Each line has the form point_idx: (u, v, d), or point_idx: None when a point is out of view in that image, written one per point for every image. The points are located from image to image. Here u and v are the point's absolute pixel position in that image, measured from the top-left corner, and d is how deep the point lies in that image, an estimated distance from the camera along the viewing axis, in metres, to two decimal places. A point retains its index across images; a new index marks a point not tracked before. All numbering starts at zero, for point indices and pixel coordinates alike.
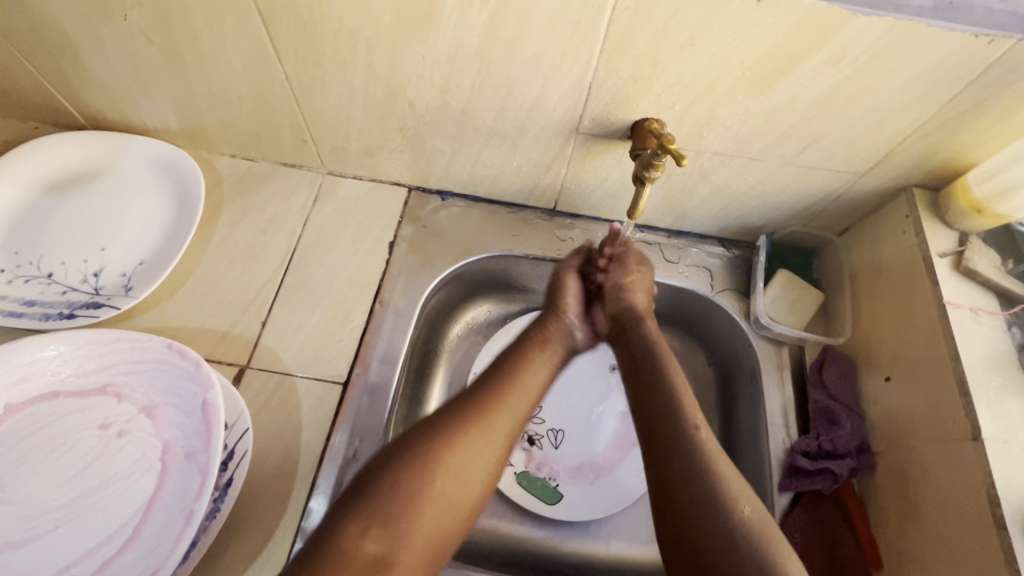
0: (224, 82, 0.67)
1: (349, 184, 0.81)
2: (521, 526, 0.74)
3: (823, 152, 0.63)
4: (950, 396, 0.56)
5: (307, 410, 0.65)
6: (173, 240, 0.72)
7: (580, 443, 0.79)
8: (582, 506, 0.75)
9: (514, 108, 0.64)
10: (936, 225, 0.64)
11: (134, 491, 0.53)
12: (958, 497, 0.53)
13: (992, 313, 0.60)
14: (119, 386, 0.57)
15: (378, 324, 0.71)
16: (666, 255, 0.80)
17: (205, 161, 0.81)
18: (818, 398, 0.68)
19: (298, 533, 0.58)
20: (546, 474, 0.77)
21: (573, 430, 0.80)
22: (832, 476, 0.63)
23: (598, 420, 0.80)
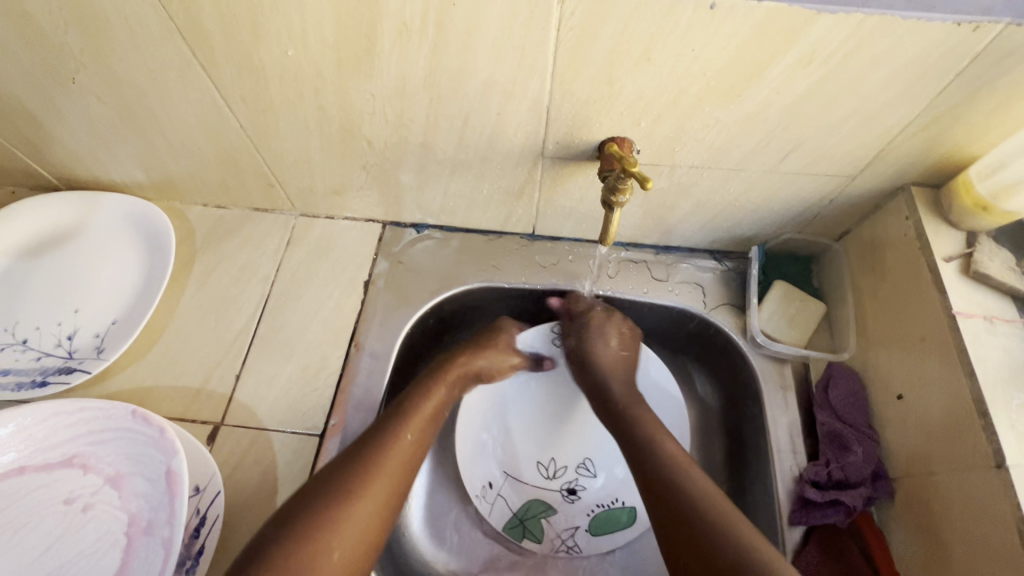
0: (182, 134, 0.66)
1: (322, 224, 0.79)
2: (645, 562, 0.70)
3: (808, 157, 0.59)
4: (969, 418, 0.50)
5: (283, 467, 0.62)
6: (145, 297, 0.71)
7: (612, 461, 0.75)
8: (596, 538, 0.71)
9: (473, 138, 0.61)
10: (940, 226, 0.59)
11: (100, 568, 0.51)
12: (989, 535, 0.47)
13: (1008, 320, 0.54)
14: (84, 456, 0.56)
15: (353, 370, 0.69)
16: (654, 274, 0.76)
17: (178, 212, 0.80)
18: (825, 420, 0.63)
19: None
20: (609, 504, 0.73)
21: (597, 449, 0.76)
22: (845, 508, 0.58)
23: (608, 444, 0.76)
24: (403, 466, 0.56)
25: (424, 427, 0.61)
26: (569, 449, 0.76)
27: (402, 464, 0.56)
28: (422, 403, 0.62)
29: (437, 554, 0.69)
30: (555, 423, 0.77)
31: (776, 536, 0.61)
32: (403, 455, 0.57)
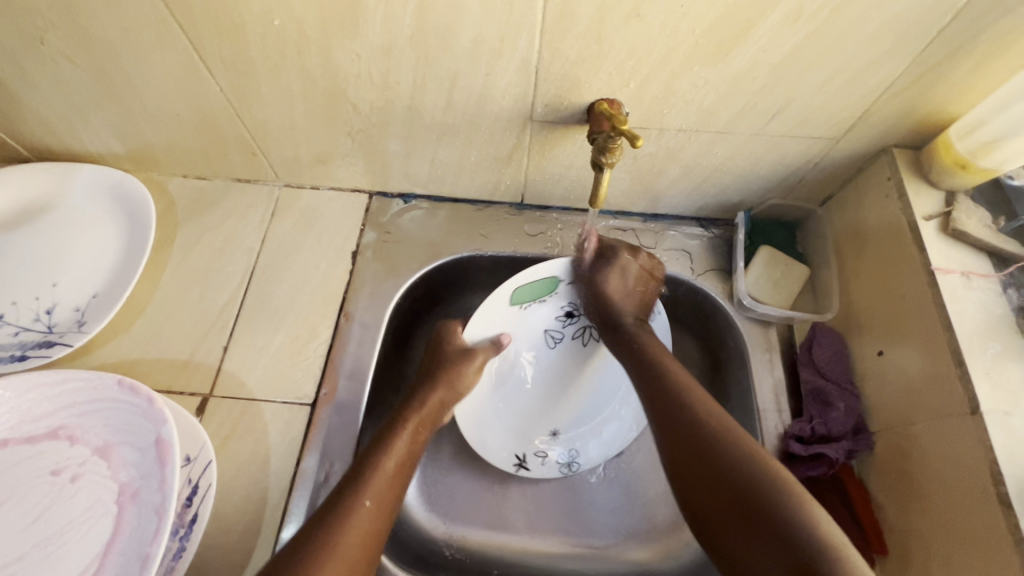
0: (159, 99, 0.64)
1: (308, 195, 0.78)
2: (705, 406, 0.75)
3: (794, 119, 0.59)
4: (946, 369, 0.52)
5: (275, 437, 0.62)
6: (127, 269, 0.69)
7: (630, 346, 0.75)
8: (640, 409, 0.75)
9: (461, 101, 0.60)
10: (920, 187, 0.60)
11: (90, 537, 0.50)
12: (963, 478, 0.49)
13: (984, 276, 0.56)
14: (71, 428, 0.55)
15: (343, 340, 0.68)
16: (642, 241, 0.77)
17: (157, 183, 0.78)
18: (808, 378, 0.65)
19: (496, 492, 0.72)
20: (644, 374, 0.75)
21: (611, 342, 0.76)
22: (828, 460, 0.60)
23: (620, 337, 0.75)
24: (368, 533, 0.51)
25: (393, 480, 0.56)
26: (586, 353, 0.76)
27: (369, 527, 0.51)
28: (364, 482, 0.54)
29: (430, 518, 0.70)
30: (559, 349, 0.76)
31: None
32: (365, 516, 0.52)
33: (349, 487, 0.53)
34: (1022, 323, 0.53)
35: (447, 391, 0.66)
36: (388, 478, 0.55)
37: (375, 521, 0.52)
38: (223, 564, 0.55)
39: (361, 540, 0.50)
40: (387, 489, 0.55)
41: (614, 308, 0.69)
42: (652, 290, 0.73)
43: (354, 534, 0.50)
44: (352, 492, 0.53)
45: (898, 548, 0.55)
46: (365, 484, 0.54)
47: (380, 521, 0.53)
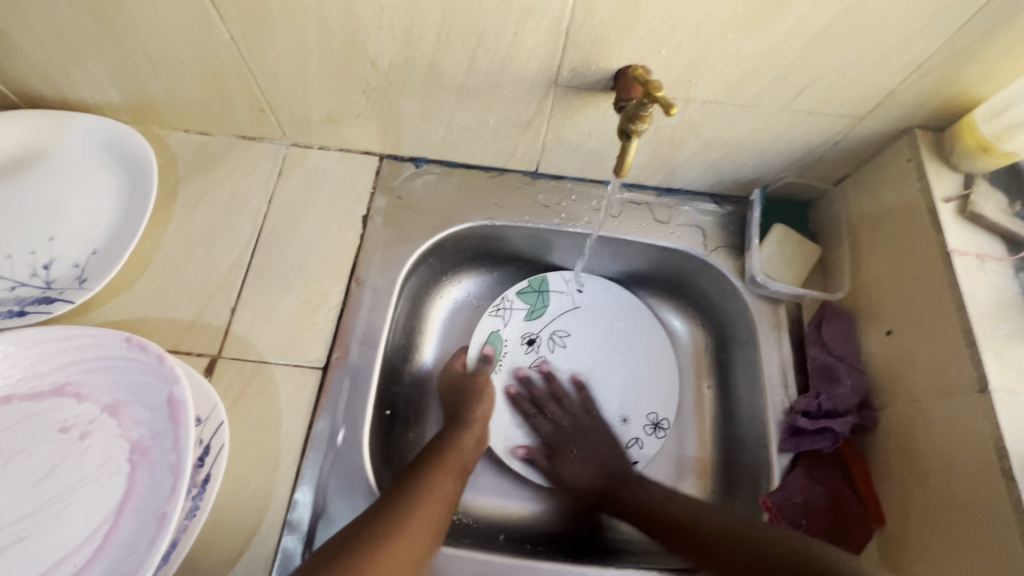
0: (164, 46, 0.60)
1: (315, 155, 0.76)
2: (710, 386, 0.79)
3: (821, 95, 0.59)
4: (956, 347, 0.53)
5: (286, 399, 0.61)
6: (129, 225, 0.67)
7: (634, 334, 0.81)
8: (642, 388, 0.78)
9: (485, 61, 0.58)
10: (940, 169, 0.60)
11: (102, 495, 0.50)
12: (966, 453, 0.51)
13: (998, 259, 0.56)
14: (77, 385, 0.54)
15: (355, 305, 0.67)
16: (656, 215, 0.77)
17: (156, 137, 0.75)
18: (816, 355, 0.66)
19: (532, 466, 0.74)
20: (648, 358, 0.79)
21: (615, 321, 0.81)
22: (832, 435, 0.62)
23: (623, 323, 0.81)
24: (435, 514, 0.57)
25: (450, 479, 0.62)
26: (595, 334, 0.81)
27: (434, 509, 0.57)
28: (430, 492, 0.58)
29: None
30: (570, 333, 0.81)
31: (767, 463, 0.65)
32: (433, 499, 0.58)
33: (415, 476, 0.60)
34: None
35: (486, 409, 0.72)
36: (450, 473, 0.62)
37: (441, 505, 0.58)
38: (236, 524, 0.55)
39: (422, 530, 0.55)
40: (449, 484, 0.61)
41: (578, 432, 0.75)
42: (564, 273, 0.82)
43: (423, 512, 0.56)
44: (421, 482, 0.59)
45: (896, 524, 0.57)
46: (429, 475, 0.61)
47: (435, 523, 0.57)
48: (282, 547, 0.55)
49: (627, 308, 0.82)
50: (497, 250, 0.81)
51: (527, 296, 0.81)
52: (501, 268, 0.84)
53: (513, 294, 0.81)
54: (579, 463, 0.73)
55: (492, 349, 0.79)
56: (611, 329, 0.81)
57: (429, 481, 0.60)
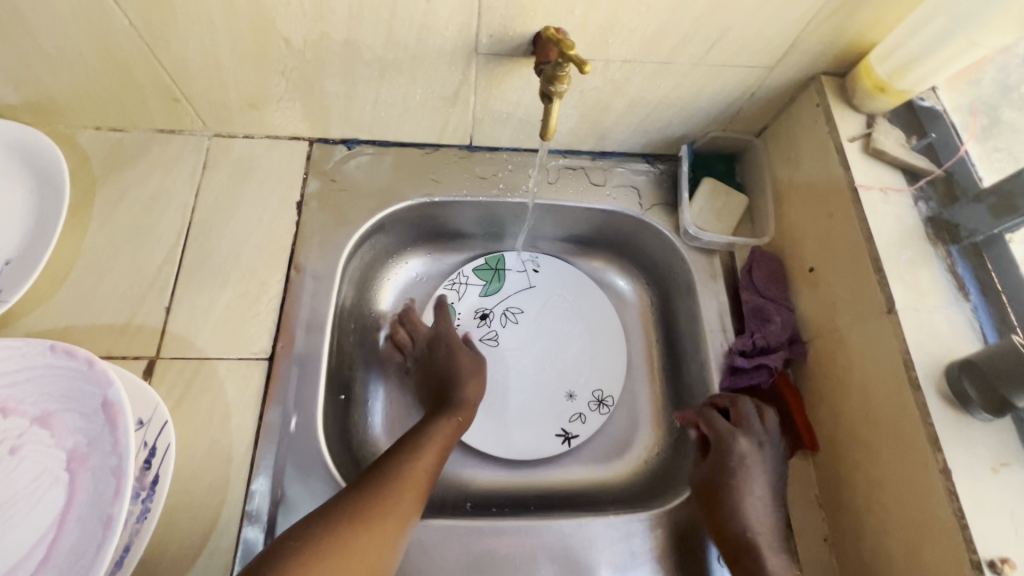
0: (58, 37, 0.57)
1: (241, 144, 0.73)
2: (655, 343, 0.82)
3: (732, 48, 0.61)
4: (868, 275, 0.57)
5: (232, 393, 0.60)
6: (43, 231, 0.63)
7: (586, 304, 0.84)
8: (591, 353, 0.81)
9: (401, 32, 0.57)
10: (845, 111, 0.64)
11: (42, 507, 0.48)
12: (880, 370, 0.55)
13: (899, 191, 0.61)
14: (2, 400, 0.51)
15: (296, 292, 0.66)
16: (592, 179, 0.78)
17: (65, 137, 0.71)
18: (749, 297, 0.70)
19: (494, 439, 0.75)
20: (598, 324, 0.83)
21: (565, 292, 0.84)
22: (767, 370, 0.66)
23: (574, 292, 0.84)
24: (418, 486, 0.57)
25: (436, 454, 0.62)
26: (549, 308, 0.83)
27: (418, 480, 0.58)
28: (407, 469, 0.58)
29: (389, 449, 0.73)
30: (526, 308, 0.83)
31: None
32: (418, 472, 0.58)
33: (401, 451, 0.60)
34: (931, 231, 0.59)
35: (464, 361, 0.73)
36: (438, 447, 0.62)
37: (425, 476, 0.59)
38: (192, 522, 0.54)
39: (405, 500, 0.56)
40: (435, 456, 0.61)
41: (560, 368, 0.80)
42: (520, 252, 0.85)
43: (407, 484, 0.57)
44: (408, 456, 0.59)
45: (829, 447, 0.61)
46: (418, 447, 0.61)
47: (413, 501, 0.56)
48: (243, 538, 0.55)
49: (572, 281, 0.85)
50: (449, 227, 0.81)
51: (483, 273, 0.84)
52: (452, 246, 0.85)
53: (469, 269, 0.84)
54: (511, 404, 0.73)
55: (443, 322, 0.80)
56: (565, 296, 0.84)
57: (415, 454, 0.60)
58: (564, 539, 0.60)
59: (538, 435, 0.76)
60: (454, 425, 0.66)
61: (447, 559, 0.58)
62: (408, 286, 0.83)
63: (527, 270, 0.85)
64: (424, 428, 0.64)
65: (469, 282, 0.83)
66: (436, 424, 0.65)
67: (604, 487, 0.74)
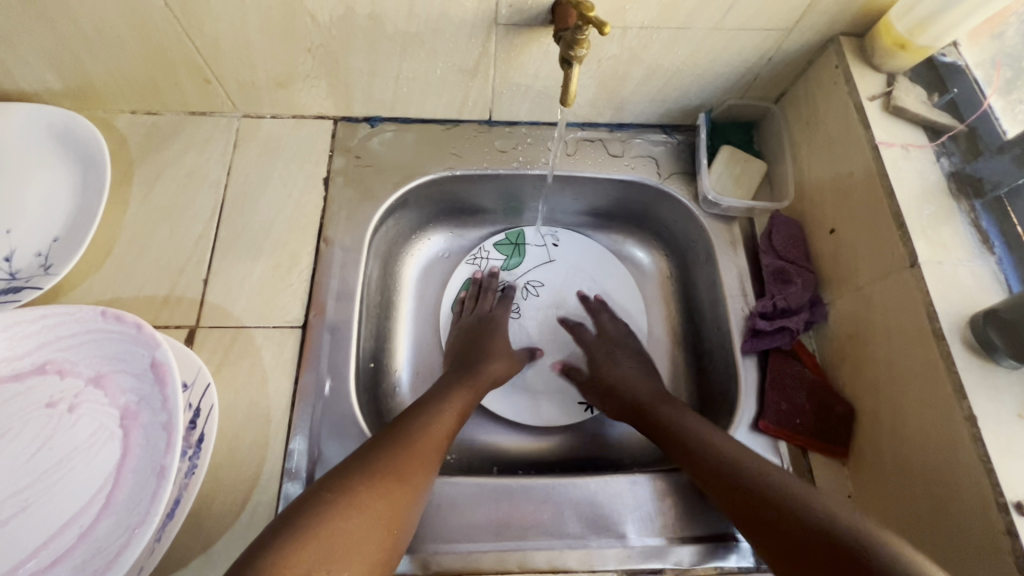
0: (98, 20, 0.59)
1: (269, 124, 0.76)
2: (673, 313, 0.84)
3: (749, 11, 0.61)
4: (889, 231, 0.58)
5: (269, 359, 0.63)
6: (87, 209, 0.66)
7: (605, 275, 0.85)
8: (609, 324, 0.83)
9: (423, 4, 0.59)
10: (865, 71, 0.64)
11: (98, 460, 0.51)
12: (904, 325, 0.55)
13: (922, 147, 0.61)
14: (58, 362, 0.54)
15: (326, 263, 0.69)
16: (610, 150, 0.79)
17: (103, 122, 0.74)
18: (769, 261, 0.70)
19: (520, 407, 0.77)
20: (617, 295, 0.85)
21: (585, 263, 0.86)
22: (789, 332, 0.66)
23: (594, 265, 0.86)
24: (436, 446, 0.59)
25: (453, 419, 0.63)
26: (570, 280, 0.85)
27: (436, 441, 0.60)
28: (428, 432, 0.60)
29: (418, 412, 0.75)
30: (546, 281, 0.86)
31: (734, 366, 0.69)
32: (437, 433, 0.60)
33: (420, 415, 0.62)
34: (954, 186, 0.59)
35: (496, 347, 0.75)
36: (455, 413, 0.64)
37: (442, 437, 0.61)
38: (235, 479, 0.57)
39: (425, 459, 0.57)
40: (451, 420, 0.63)
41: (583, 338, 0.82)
42: (541, 227, 0.87)
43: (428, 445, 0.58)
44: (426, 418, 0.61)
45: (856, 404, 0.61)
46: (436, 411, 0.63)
47: (432, 460, 0.58)
48: (284, 493, 0.57)
49: (591, 254, 0.86)
50: (470, 203, 0.83)
51: (503, 248, 0.86)
52: (472, 223, 0.87)
53: (489, 245, 0.86)
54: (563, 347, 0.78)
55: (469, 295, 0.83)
56: (586, 269, 0.86)
57: (434, 418, 0.62)
58: (591, 499, 0.61)
59: (558, 404, 0.78)
60: (470, 390, 0.68)
61: (477, 515, 0.60)
62: (431, 262, 0.85)
63: (548, 246, 0.87)
64: (441, 393, 0.66)
65: (492, 258, 0.85)
66: (453, 392, 0.67)
67: (628, 451, 0.76)
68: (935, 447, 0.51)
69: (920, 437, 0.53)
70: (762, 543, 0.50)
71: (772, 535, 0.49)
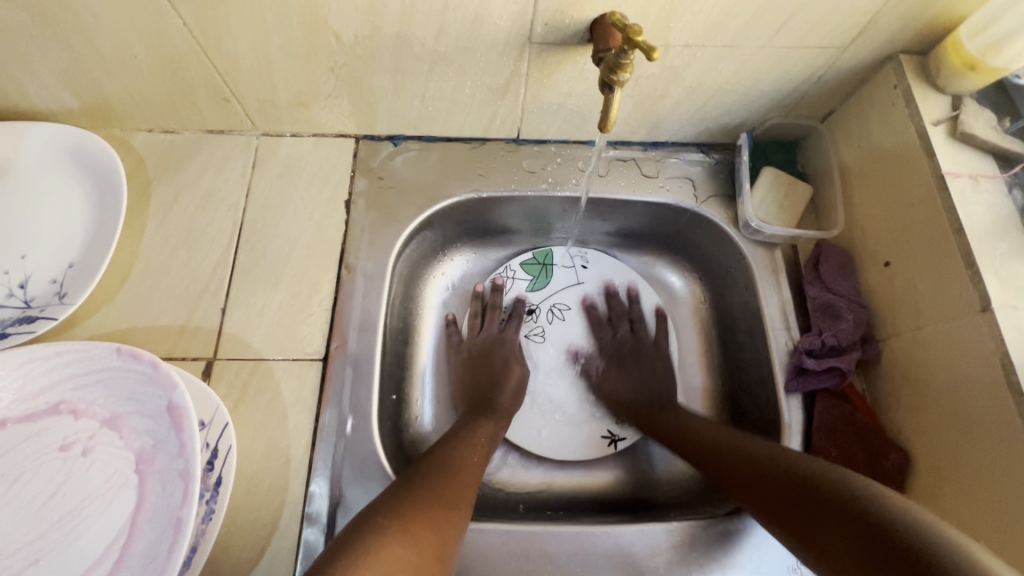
0: (113, 40, 0.57)
1: (289, 142, 0.73)
2: (706, 340, 0.80)
3: (803, 28, 0.57)
4: (957, 271, 0.53)
5: (289, 394, 0.60)
6: (102, 234, 0.64)
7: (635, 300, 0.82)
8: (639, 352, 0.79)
9: (454, 23, 0.56)
10: (927, 92, 0.59)
11: (113, 508, 0.49)
12: (974, 374, 0.51)
13: (991, 177, 0.56)
14: (73, 402, 0.52)
15: (348, 292, 0.66)
16: (644, 171, 0.75)
17: (119, 140, 0.72)
18: (816, 294, 0.66)
19: (547, 443, 0.74)
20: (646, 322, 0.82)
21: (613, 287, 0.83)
22: (838, 372, 0.62)
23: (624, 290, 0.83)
24: (472, 476, 0.58)
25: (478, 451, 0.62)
26: (597, 305, 0.83)
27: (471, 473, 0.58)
28: (462, 466, 0.58)
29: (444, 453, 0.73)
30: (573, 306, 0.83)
31: (775, 404, 0.65)
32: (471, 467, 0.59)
33: (450, 450, 0.60)
34: None
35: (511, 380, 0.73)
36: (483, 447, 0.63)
37: (476, 468, 0.59)
38: (254, 524, 0.55)
39: (465, 490, 0.56)
40: (481, 453, 0.62)
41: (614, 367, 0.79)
42: (569, 248, 0.84)
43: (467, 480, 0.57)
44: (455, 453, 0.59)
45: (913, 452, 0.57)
46: (467, 444, 0.61)
47: (469, 491, 0.56)
48: (303, 540, 0.54)
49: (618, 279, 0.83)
50: (496, 224, 0.80)
51: (530, 268, 0.82)
52: (498, 242, 0.83)
53: (516, 264, 0.82)
54: (621, 375, 0.78)
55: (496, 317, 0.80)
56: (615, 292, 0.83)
57: (469, 450, 0.61)
58: (622, 543, 0.58)
59: (583, 434, 0.76)
60: (492, 424, 0.67)
61: (506, 564, 0.57)
62: (455, 284, 0.82)
63: (575, 270, 0.84)
64: (467, 428, 0.64)
65: (518, 280, 0.82)
66: (476, 426, 0.65)
67: (660, 491, 0.72)
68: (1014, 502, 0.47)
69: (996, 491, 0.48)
70: (821, 550, 0.46)
71: (837, 536, 0.44)
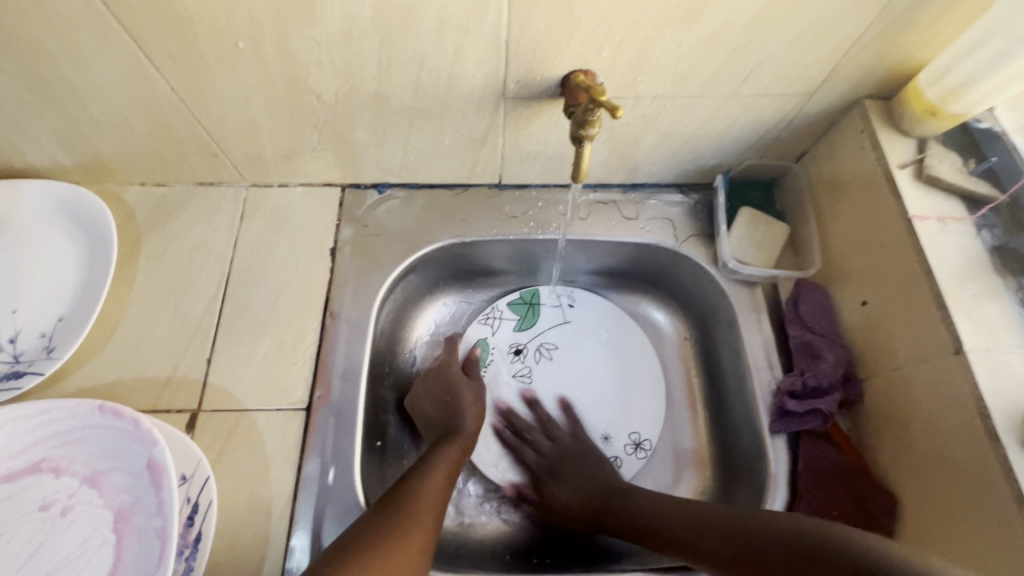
0: (105, 104, 0.59)
1: (276, 193, 0.75)
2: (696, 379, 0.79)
3: (768, 77, 0.59)
4: (929, 313, 0.54)
5: (271, 445, 0.60)
6: (92, 288, 0.66)
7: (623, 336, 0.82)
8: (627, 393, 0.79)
9: (429, 83, 0.58)
10: (892, 136, 0.61)
11: (90, 569, 0.49)
12: (949, 416, 0.51)
13: (959, 220, 0.57)
14: (54, 460, 0.52)
15: (332, 340, 0.67)
16: (624, 213, 0.77)
17: (112, 194, 0.74)
18: (796, 333, 0.66)
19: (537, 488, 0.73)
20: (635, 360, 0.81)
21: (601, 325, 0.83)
22: (821, 414, 0.62)
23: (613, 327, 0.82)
24: (434, 503, 0.58)
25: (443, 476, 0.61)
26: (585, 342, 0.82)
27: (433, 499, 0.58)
28: (421, 491, 0.58)
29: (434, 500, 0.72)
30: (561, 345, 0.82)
31: (761, 443, 0.65)
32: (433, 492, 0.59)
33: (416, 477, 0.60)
34: (997, 262, 0.55)
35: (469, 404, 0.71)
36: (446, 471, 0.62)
37: (439, 494, 0.59)
38: None
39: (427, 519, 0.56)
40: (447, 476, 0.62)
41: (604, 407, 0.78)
42: (557, 287, 0.84)
43: (427, 511, 0.56)
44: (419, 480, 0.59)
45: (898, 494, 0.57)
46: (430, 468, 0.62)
47: (431, 520, 0.56)
48: None
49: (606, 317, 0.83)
50: (483, 265, 0.81)
51: (519, 307, 0.83)
52: (485, 283, 0.84)
53: (504, 303, 0.83)
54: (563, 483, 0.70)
55: (480, 350, 0.80)
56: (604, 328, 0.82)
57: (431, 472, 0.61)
58: None
59: None
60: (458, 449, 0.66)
61: None
62: (443, 326, 0.82)
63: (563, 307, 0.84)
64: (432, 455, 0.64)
65: (505, 320, 0.82)
66: (442, 451, 0.64)
67: None
68: (983, 537, 0.47)
69: (965, 521, 0.49)
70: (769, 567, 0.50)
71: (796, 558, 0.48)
